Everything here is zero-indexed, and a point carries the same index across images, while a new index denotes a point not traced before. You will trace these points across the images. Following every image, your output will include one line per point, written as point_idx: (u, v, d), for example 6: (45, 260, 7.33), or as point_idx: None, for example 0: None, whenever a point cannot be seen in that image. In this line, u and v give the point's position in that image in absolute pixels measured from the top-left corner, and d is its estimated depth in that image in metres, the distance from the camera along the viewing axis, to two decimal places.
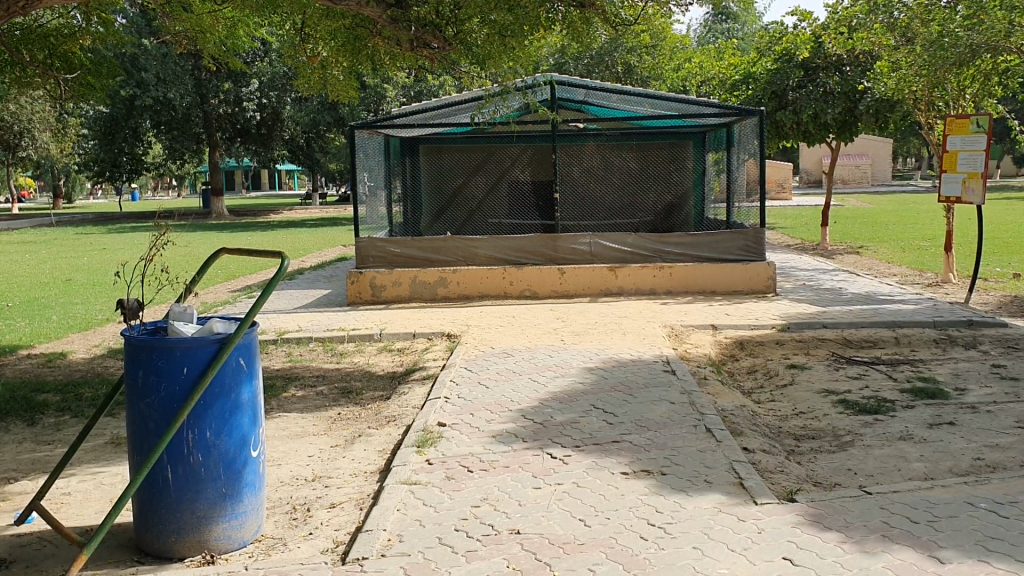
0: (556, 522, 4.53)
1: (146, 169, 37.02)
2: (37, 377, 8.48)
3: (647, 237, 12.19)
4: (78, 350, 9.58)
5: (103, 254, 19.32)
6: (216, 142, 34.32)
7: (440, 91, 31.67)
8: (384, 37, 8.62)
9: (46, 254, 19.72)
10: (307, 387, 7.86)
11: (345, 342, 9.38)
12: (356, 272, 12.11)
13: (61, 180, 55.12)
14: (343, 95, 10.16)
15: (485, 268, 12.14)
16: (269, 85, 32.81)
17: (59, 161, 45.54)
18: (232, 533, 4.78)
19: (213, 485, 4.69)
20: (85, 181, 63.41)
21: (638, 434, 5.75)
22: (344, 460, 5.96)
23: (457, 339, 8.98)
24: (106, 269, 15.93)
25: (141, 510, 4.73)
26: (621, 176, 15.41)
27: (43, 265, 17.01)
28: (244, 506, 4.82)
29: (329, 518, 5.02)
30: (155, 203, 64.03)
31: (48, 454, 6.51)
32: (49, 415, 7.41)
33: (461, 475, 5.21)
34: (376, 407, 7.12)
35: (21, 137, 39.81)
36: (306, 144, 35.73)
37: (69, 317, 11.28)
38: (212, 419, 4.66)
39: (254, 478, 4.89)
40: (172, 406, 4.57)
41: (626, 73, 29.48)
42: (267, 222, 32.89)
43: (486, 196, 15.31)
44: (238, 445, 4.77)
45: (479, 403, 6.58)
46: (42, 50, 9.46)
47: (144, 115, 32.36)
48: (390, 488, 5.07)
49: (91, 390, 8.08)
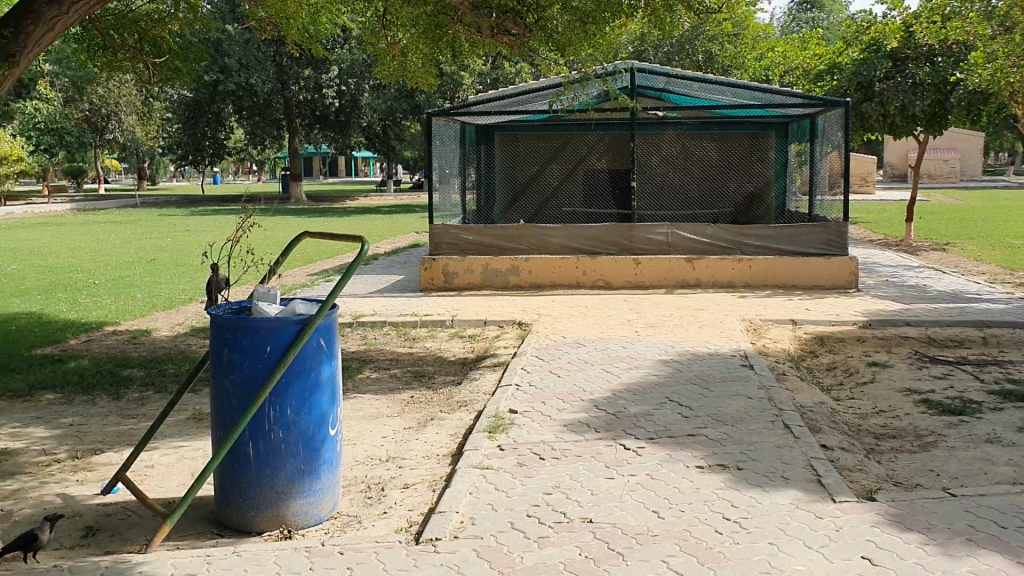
0: (629, 513, 4.50)
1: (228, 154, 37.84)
2: (122, 352, 8.78)
3: (726, 229, 11.95)
4: (161, 327, 9.87)
5: (187, 235, 19.85)
6: (296, 128, 34.83)
7: (517, 78, 31.62)
8: (465, 24, 8.58)
9: (134, 234, 20.37)
10: (380, 369, 7.96)
11: (417, 327, 9.45)
12: (429, 259, 12.20)
13: (148, 163, 56.82)
14: (421, 81, 10.14)
15: (559, 257, 12.10)
16: (349, 71, 33.24)
17: (146, 143, 46.91)
18: (309, 509, 4.87)
19: (292, 461, 4.79)
20: (170, 164, 65.56)
21: (713, 428, 5.67)
22: (416, 443, 6.02)
23: (529, 327, 8.98)
24: (189, 250, 16.35)
25: (223, 484, 4.86)
26: (700, 166, 15.16)
27: (130, 245, 17.55)
28: (321, 483, 4.91)
29: (403, 498, 5.08)
30: (235, 187, 65.65)
31: (133, 427, 6.72)
32: (134, 390, 7.65)
33: (533, 462, 5.21)
34: (448, 392, 7.16)
35: (110, 120, 41.17)
36: (382, 131, 36.16)
37: (153, 296, 11.63)
38: (293, 397, 4.75)
39: (332, 457, 4.98)
40: (254, 383, 4.69)
41: (707, 62, 28.73)
42: (344, 207, 33.37)
43: (561, 184, 15.22)
44: (317, 423, 4.86)
45: (551, 391, 6.57)
46: (133, 35, 9.65)
47: (227, 100, 33.14)
48: (463, 472, 5.09)
49: (173, 365, 8.33)
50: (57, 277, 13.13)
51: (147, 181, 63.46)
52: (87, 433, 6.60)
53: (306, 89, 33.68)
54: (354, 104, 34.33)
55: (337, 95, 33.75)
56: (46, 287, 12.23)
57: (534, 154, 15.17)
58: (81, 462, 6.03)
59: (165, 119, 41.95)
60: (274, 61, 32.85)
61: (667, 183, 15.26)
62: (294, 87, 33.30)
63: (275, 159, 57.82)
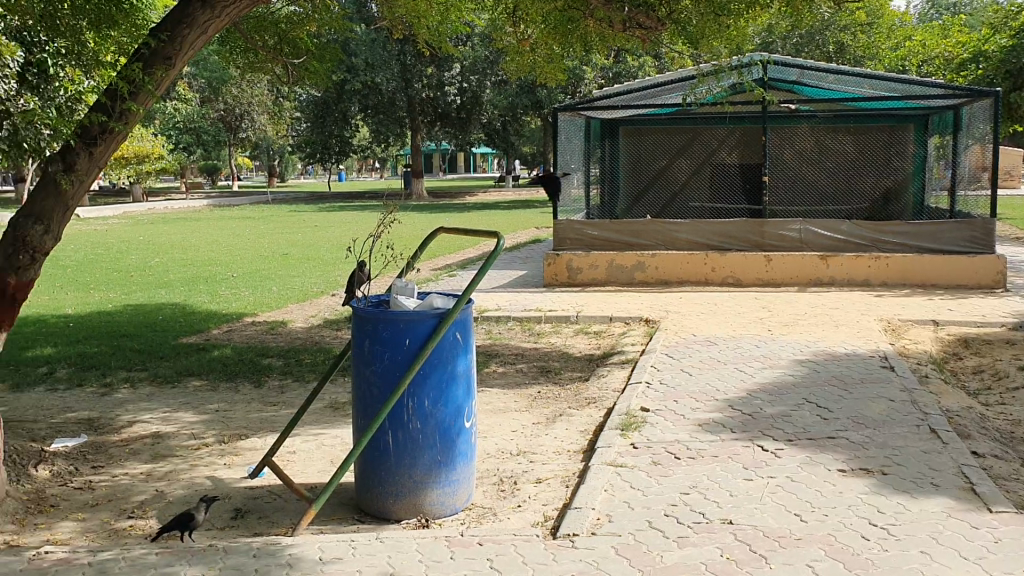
0: (770, 515, 4.41)
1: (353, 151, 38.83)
2: (261, 342, 9.14)
3: (863, 225, 11.60)
4: (296, 319, 10.23)
5: (316, 230, 20.50)
6: (419, 126, 35.33)
7: (639, 72, 31.27)
8: (597, 18, 8.43)
9: (266, 229, 21.17)
10: (507, 364, 8.03)
11: (542, 323, 9.49)
12: (553, 255, 12.22)
13: (278, 160, 58.91)
14: (551, 77, 10.14)
15: (686, 253, 11.95)
16: (471, 69, 33.46)
17: (276, 141, 48.62)
18: (445, 499, 4.96)
19: (429, 452, 4.89)
20: (297, 161, 67.75)
21: (855, 431, 5.49)
22: (547, 438, 6.04)
23: (656, 324, 8.90)
24: (319, 245, 16.88)
25: (364, 472, 5.00)
26: (836, 159, 14.74)
27: (263, 239, 18.25)
28: (457, 474, 4.99)
29: (536, 492, 5.11)
30: (358, 183, 67.41)
31: (274, 414, 7.00)
32: (273, 378, 7.96)
33: (668, 461, 5.16)
34: (576, 388, 7.17)
35: (243, 120, 42.86)
36: (503, 127, 36.40)
37: (288, 289, 12.06)
38: (431, 388, 4.84)
39: (467, 448, 5.05)
40: (394, 374, 4.80)
41: (839, 52, 27.73)
42: (464, 203, 33.77)
43: (690, 178, 15.05)
44: (454, 415, 4.94)
45: (683, 390, 6.49)
46: (273, 36, 9.98)
47: (353, 99, 34.02)
48: (596, 469, 5.08)
49: (309, 356, 8.62)
50: (198, 270, 13.77)
51: (276, 178, 65.81)
52: (232, 419, 6.91)
53: (429, 87, 34.04)
54: (475, 100, 34.66)
55: (459, 92, 34.12)
56: (189, 279, 12.85)
57: (660, 149, 15.06)
58: (227, 447, 6.32)
59: (294, 117, 43.38)
60: (399, 59, 33.49)
61: (799, 178, 14.92)
62: (417, 85, 33.84)
63: (397, 156, 58.93)
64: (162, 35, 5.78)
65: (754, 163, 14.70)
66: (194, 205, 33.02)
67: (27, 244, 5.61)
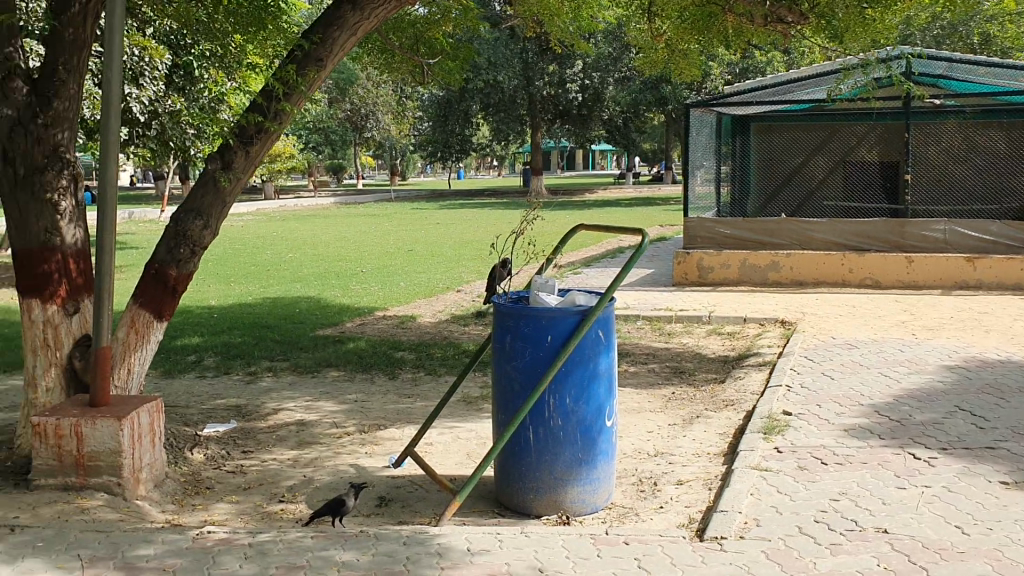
0: (928, 526, 4.25)
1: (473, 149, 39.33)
2: (394, 336, 9.37)
3: (1014, 227, 11.10)
4: (426, 314, 10.44)
5: (440, 228, 20.86)
6: (540, 123, 35.45)
7: (767, 67, 30.52)
8: (737, 12, 8.34)
9: (391, 226, 21.67)
10: (639, 363, 7.98)
11: (673, 322, 9.39)
12: (683, 253, 12.06)
13: (400, 159, 60.19)
14: (686, 74, 9.97)
15: (823, 253, 11.62)
16: (594, 66, 33.39)
17: (399, 140, 49.66)
18: (585, 497, 4.96)
19: (571, 450, 4.90)
20: (418, 159, 69.03)
21: (1016, 442, 5.23)
22: (685, 439, 5.98)
23: (792, 326, 8.68)
24: (442, 242, 17.16)
25: (504, 466, 5.06)
26: (987, 156, 14.09)
27: (389, 236, 18.68)
28: (598, 472, 4.98)
29: (678, 494, 5.06)
30: (477, 181, 68.22)
31: (410, 407, 7.16)
32: (407, 371, 8.15)
33: (815, 467, 5.03)
34: (711, 389, 7.07)
35: (368, 119, 43.94)
36: (624, 124, 36.14)
37: (416, 284, 12.31)
38: (572, 386, 4.85)
39: (608, 447, 5.03)
40: (536, 370, 4.83)
41: (985, 43, 26.39)
42: (585, 201, 33.71)
43: (828, 176, 14.56)
44: (595, 413, 4.93)
45: (826, 394, 6.31)
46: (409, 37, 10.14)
47: (475, 97, 34.42)
48: (740, 472, 5.00)
49: (440, 350, 8.78)
50: (330, 265, 14.21)
51: (398, 176, 67.22)
52: (370, 410, 7.10)
53: (550, 85, 34.23)
54: (597, 97, 34.53)
55: (580, 90, 34.08)
56: (321, 274, 13.28)
57: (796, 147, 14.74)
58: (367, 437, 6.50)
59: (417, 116, 44.20)
60: (521, 58, 33.73)
61: (943, 176, 14.32)
62: (539, 83, 34.04)
63: (515, 154, 59.29)
64: (314, 37, 5.99)
65: (897, 160, 14.03)
66: (321, 202, 34.06)
67: (189, 238, 5.89)
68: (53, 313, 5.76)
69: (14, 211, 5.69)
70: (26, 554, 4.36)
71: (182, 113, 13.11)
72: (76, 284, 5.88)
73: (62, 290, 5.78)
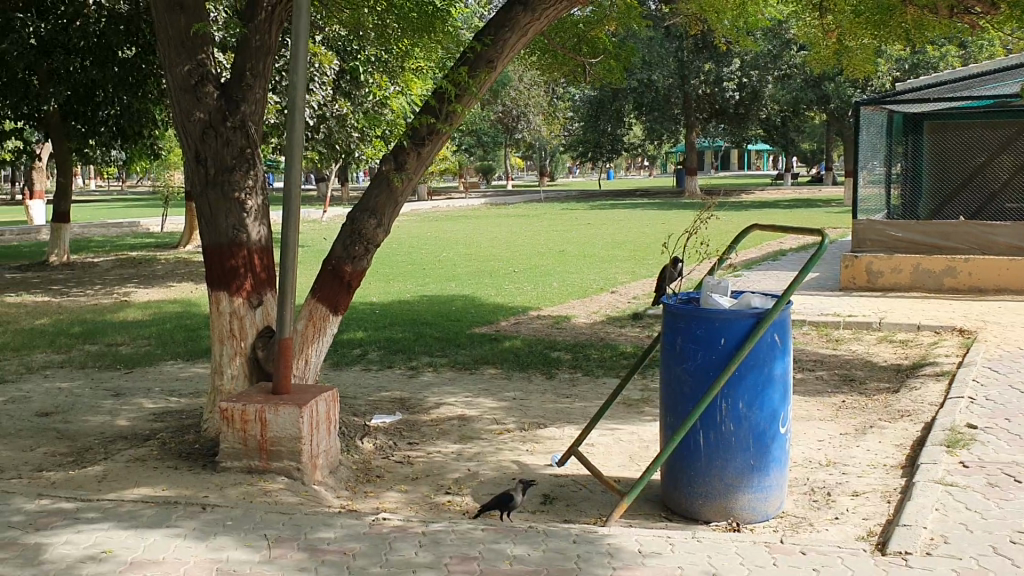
0: None
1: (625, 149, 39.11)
2: (550, 335, 9.43)
3: None
4: (580, 315, 10.46)
5: (591, 228, 20.88)
6: (695, 123, 34.84)
7: (942, 62, 28.87)
8: (918, 5, 7.94)
9: (542, 226, 21.85)
10: (805, 370, 7.73)
11: (840, 329, 9.04)
12: (851, 257, 11.62)
13: (551, 159, 60.53)
14: (859, 70, 9.61)
15: (1005, 259, 10.96)
16: (752, 64, 32.50)
17: (550, 140, 49.93)
18: (756, 505, 4.85)
19: (742, 455, 4.80)
20: (568, 159, 69.24)
21: None
22: (859, 450, 5.75)
23: (972, 336, 8.20)
24: (594, 243, 17.15)
25: (671, 470, 5.01)
26: None
27: (540, 236, 18.83)
28: (770, 479, 4.86)
29: (855, 505, 4.87)
30: (627, 181, 67.77)
31: (569, 406, 7.19)
32: (564, 370, 8.19)
33: (1006, 484, 4.74)
34: (884, 399, 6.77)
35: (520, 120, 44.39)
36: (783, 122, 35.05)
37: (569, 284, 12.37)
38: (746, 391, 4.75)
39: (781, 454, 4.90)
40: (708, 373, 4.76)
41: None
42: (740, 202, 32.88)
43: (1013, 176, 13.71)
44: (769, 419, 4.81)
45: (1014, 408, 5.93)
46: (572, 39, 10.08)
47: (629, 96, 34.20)
48: (924, 486, 4.77)
49: (597, 351, 8.77)
50: (484, 264, 14.46)
51: (548, 176, 67.62)
52: (529, 408, 7.18)
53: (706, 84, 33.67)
54: (755, 96, 33.62)
55: (738, 88, 33.30)
56: (475, 273, 13.53)
57: (979, 145, 13.89)
58: (528, 434, 6.57)
59: (568, 117, 44.30)
60: (676, 57, 33.39)
61: None
62: (694, 81, 33.59)
63: (667, 153, 58.52)
64: (486, 39, 6.13)
65: None
66: (472, 202, 34.68)
67: (363, 236, 6.10)
68: (239, 305, 6.07)
69: (205, 209, 6.00)
70: (218, 530, 4.63)
71: (348, 116, 13.97)
72: (259, 279, 6.17)
73: (247, 284, 6.09)
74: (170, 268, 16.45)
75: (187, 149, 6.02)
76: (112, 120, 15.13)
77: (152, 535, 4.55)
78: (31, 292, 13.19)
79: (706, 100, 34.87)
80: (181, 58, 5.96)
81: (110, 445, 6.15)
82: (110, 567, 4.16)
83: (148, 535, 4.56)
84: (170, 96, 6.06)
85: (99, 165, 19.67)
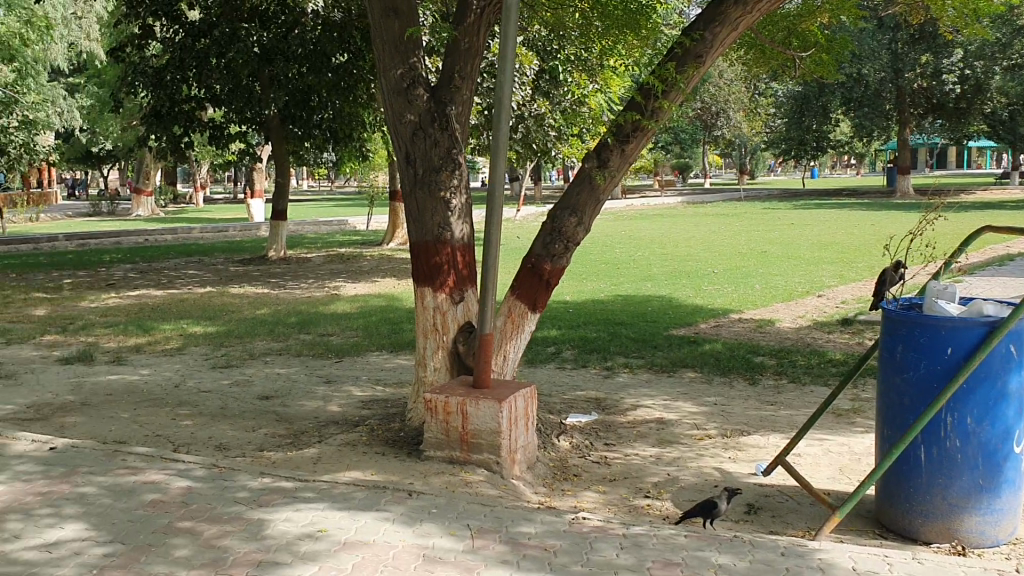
0: None
1: (830, 147, 37.48)
2: (751, 340, 9.14)
3: None
4: (784, 319, 10.07)
5: (794, 229, 20.10)
6: (909, 118, 33.08)
7: None
8: None
9: (741, 226, 21.26)
10: None
11: None
12: None
13: (751, 157, 58.80)
14: None
15: None
16: (976, 54, 30.26)
17: (750, 139, 48.52)
18: (984, 529, 4.47)
19: (969, 474, 4.43)
20: (768, 157, 67.05)
21: None
22: None
23: None
24: (797, 245, 16.49)
25: (888, 486, 4.70)
26: None
27: (740, 237, 18.31)
28: (1001, 502, 4.47)
29: None
30: (831, 180, 64.81)
31: (774, 414, 6.93)
32: (767, 377, 7.91)
33: None
34: None
35: (719, 117, 43.40)
36: (1010, 116, 32.40)
37: (771, 287, 11.94)
38: (975, 405, 4.39)
39: (1014, 475, 4.49)
40: (932, 384, 4.44)
41: None
42: (960, 203, 30.67)
43: None
44: (1001, 436, 4.41)
45: None
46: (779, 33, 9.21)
47: (836, 91, 33.12)
48: None
49: (803, 357, 8.41)
50: (681, 265, 14.23)
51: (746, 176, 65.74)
52: (731, 414, 6.98)
53: (923, 77, 31.75)
54: (978, 88, 31.27)
55: (959, 81, 31.19)
56: (673, 274, 13.34)
57: None
58: (730, 441, 6.38)
59: (770, 114, 42.88)
60: (890, 49, 31.87)
61: None
62: (909, 74, 31.77)
63: (876, 151, 55.47)
64: (694, 35, 6.00)
65: None
66: (667, 202, 34.26)
67: (564, 233, 6.11)
68: (442, 301, 6.22)
69: (413, 207, 6.19)
70: (423, 517, 4.78)
71: (545, 115, 14.32)
72: (462, 275, 6.30)
73: (451, 280, 6.22)
74: (375, 264, 17.23)
75: (398, 149, 6.23)
76: (325, 123, 16.25)
77: (363, 518, 4.75)
78: (253, 284, 14.18)
79: (922, 95, 32.83)
80: (394, 62, 6.16)
81: (323, 430, 6.49)
82: (325, 546, 4.39)
83: (359, 517, 4.77)
84: (383, 98, 6.28)
85: (312, 165, 20.88)
